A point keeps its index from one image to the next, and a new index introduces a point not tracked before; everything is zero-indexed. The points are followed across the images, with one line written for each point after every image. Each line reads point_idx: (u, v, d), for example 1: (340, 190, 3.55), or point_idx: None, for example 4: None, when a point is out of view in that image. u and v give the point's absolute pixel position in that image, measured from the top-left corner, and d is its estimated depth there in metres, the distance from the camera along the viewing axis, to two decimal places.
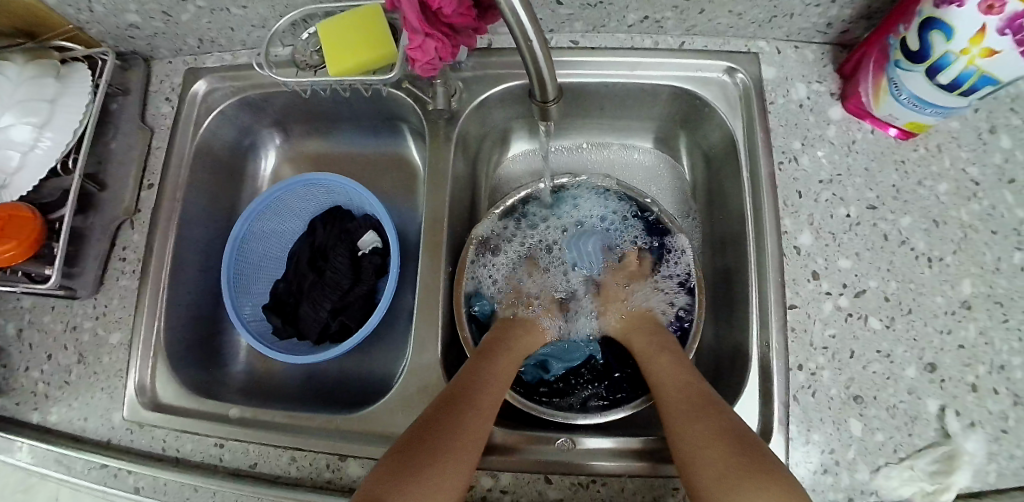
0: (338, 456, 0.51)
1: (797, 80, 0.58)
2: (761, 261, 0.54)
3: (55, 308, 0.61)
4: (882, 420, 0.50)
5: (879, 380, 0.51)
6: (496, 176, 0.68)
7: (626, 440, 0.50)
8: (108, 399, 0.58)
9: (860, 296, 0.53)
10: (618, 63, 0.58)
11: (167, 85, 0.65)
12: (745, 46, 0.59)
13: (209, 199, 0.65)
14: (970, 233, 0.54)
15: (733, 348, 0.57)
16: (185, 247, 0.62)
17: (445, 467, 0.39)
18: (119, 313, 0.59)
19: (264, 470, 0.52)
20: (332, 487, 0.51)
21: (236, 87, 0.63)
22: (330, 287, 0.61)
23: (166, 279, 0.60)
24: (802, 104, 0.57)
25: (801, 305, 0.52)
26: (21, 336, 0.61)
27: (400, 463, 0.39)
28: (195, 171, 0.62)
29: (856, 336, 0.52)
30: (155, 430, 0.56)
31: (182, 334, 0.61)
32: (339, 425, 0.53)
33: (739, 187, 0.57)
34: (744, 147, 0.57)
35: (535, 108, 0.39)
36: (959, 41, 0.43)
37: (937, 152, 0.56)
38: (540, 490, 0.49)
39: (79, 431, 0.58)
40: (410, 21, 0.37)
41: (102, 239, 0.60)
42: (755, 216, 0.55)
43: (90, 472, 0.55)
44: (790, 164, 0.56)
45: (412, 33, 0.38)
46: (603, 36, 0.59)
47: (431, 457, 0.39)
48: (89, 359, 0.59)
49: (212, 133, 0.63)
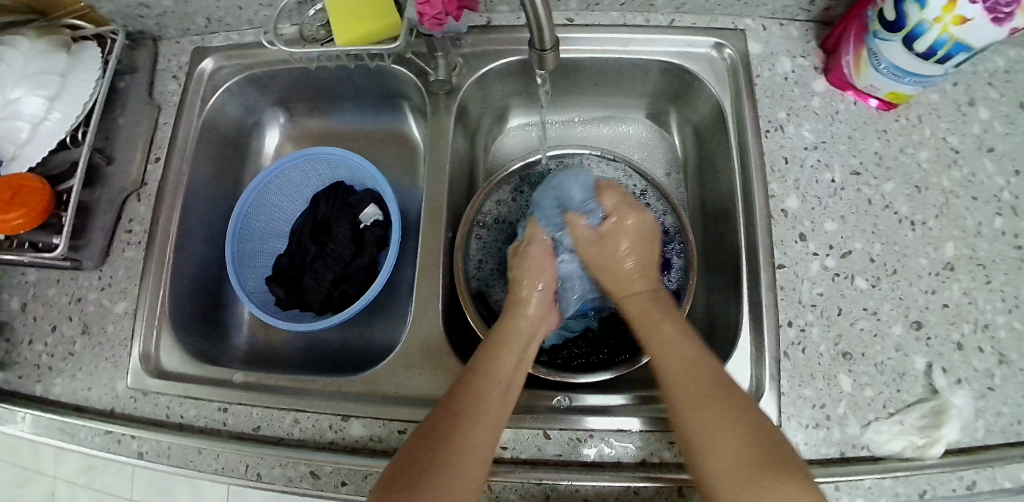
0: (341, 417, 0.52)
1: (782, 54, 0.61)
2: (751, 225, 0.56)
3: (60, 281, 0.62)
4: (871, 376, 0.52)
5: (867, 338, 0.53)
6: (493, 152, 0.70)
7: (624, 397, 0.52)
8: (112, 368, 0.59)
9: (846, 257, 0.54)
10: (612, 40, 0.61)
11: (175, 64, 0.66)
12: (733, 23, 0.62)
13: (213, 174, 0.66)
14: (951, 198, 0.56)
15: (726, 312, 0.59)
16: (190, 220, 0.63)
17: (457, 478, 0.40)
18: (124, 284, 0.60)
19: (267, 433, 0.53)
20: (335, 447, 0.51)
21: (242, 65, 0.64)
22: (332, 258, 0.62)
23: (171, 250, 0.61)
24: (787, 77, 0.60)
25: (789, 264, 0.54)
26: (25, 309, 0.62)
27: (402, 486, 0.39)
28: (200, 146, 0.64)
29: (843, 295, 0.54)
30: (159, 398, 0.57)
31: (186, 305, 0.62)
32: (342, 388, 0.54)
33: (729, 157, 0.60)
34: (733, 117, 0.59)
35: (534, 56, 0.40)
36: (933, 9, 0.46)
37: (917, 122, 0.59)
38: (539, 446, 0.50)
39: (83, 401, 0.58)
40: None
41: (109, 211, 0.61)
42: (745, 183, 0.57)
43: (94, 439, 0.55)
44: (777, 133, 0.58)
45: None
46: (598, 15, 0.61)
47: (441, 470, 0.40)
48: (93, 330, 0.60)
49: (217, 110, 0.65)
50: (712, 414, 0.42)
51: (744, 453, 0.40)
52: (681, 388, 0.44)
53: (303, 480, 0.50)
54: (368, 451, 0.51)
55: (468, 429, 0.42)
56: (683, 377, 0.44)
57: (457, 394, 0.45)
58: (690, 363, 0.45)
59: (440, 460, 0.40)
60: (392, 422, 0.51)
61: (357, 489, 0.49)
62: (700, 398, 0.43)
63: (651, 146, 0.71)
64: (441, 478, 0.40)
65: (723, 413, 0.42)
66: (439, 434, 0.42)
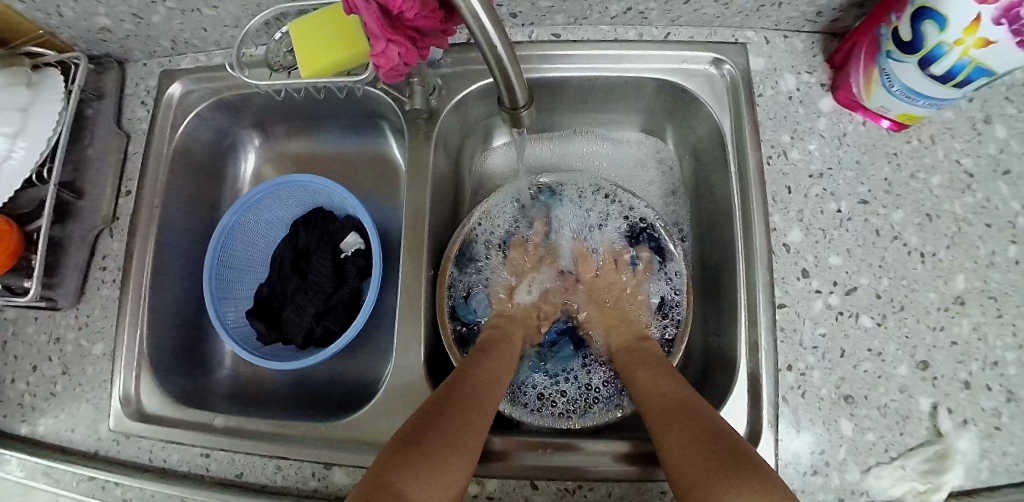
0: (323, 465, 0.51)
1: (786, 71, 0.56)
2: (750, 259, 0.52)
3: (38, 319, 0.61)
4: (874, 419, 0.49)
5: (870, 379, 0.50)
6: (479, 173, 0.66)
7: (614, 443, 0.50)
8: (94, 410, 0.58)
9: (851, 293, 0.51)
10: (600, 55, 0.56)
11: (143, 88, 0.64)
12: (732, 36, 0.57)
13: (190, 203, 0.64)
14: (963, 226, 0.53)
15: (722, 347, 0.56)
16: (166, 254, 0.61)
17: (456, 454, 0.39)
18: (102, 323, 0.59)
19: (250, 480, 0.52)
20: (318, 495, 0.50)
21: (213, 88, 0.61)
22: (313, 290, 0.60)
23: (147, 290, 0.58)
24: (791, 95, 0.55)
25: (790, 303, 0.51)
26: (5, 347, 0.61)
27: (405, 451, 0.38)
28: (173, 175, 0.61)
29: (847, 335, 0.51)
30: (141, 441, 0.56)
31: (166, 342, 0.61)
32: (325, 433, 0.52)
33: (727, 183, 0.55)
34: (732, 140, 0.55)
35: (506, 112, 0.38)
36: (953, 30, 0.41)
37: (930, 143, 0.54)
38: (526, 496, 0.48)
39: (67, 442, 0.58)
40: (369, 27, 0.36)
41: (82, 248, 0.59)
42: (744, 213, 0.53)
43: (79, 484, 0.56)
44: (780, 158, 0.54)
45: (374, 38, 0.37)
46: (586, 28, 0.57)
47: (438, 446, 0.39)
48: (73, 370, 0.59)
49: (189, 136, 0.61)
50: (676, 425, 0.41)
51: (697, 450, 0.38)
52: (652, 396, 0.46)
53: None
54: None
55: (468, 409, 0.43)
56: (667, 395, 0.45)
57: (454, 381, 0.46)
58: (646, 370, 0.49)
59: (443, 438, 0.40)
60: None
61: None
62: (668, 410, 0.43)
63: (646, 165, 0.66)
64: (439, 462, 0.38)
65: (686, 422, 0.41)
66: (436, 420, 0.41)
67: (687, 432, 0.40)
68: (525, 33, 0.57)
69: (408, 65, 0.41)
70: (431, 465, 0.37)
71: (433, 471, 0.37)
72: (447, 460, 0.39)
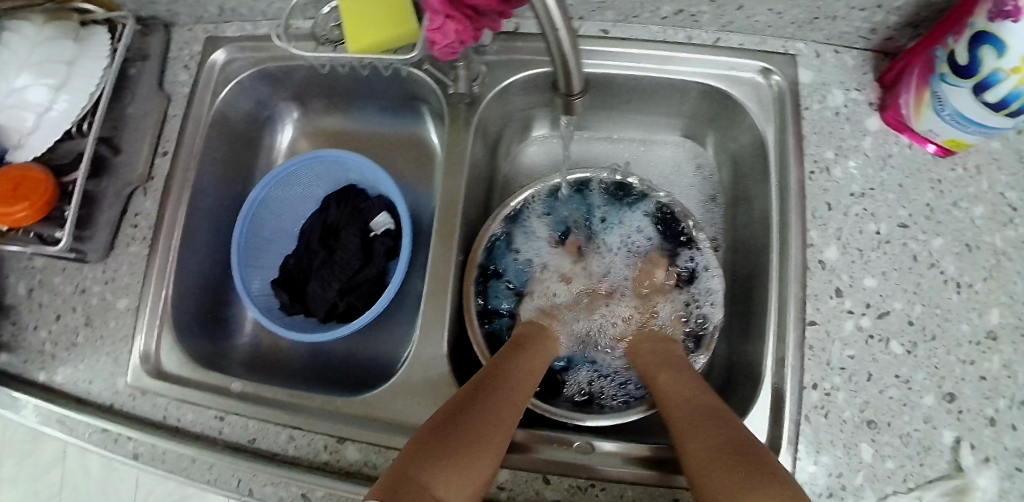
0: (336, 439, 0.51)
1: (835, 86, 0.54)
2: (783, 273, 0.51)
3: (65, 270, 0.62)
4: (894, 448, 0.48)
5: (895, 406, 0.49)
6: (513, 163, 0.66)
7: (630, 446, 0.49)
8: (113, 364, 0.59)
9: (882, 317, 0.50)
10: (646, 55, 0.55)
11: (186, 53, 0.64)
12: (783, 46, 0.56)
13: (223, 169, 0.64)
14: (1003, 260, 0.51)
15: (746, 360, 0.55)
16: (197, 217, 0.61)
17: (482, 445, 0.38)
18: (127, 279, 0.59)
19: (262, 446, 0.52)
20: (329, 468, 0.50)
21: (256, 59, 0.61)
22: (341, 267, 0.60)
23: (175, 251, 0.59)
24: (839, 111, 0.54)
25: (821, 322, 0.50)
26: (31, 295, 0.62)
27: (423, 444, 0.36)
28: (211, 140, 0.61)
29: (875, 359, 0.50)
30: (157, 398, 0.56)
31: (189, 305, 0.61)
32: (338, 407, 0.52)
33: (767, 195, 0.54)
34: (775, 152, 0.53)
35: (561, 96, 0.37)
36: (1011, 58, 0.40)
37: (975, 173, 0.53)
38: (537, 490, 0.48)
39: (84, 393, 0.59)
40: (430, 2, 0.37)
41: (114, 205, 0.59)
42: (781, 225, 0.52)
43: (92, 435, 0.56)
44: (823, 174, 0.52)
45: (433, 13, 0.38)
46: (636, 27, 0.55)
47: (458, 439, 0.37)
48: (96, 322, 0.59)
49: (230, 104, 0.62)
50: (692, 417, 0.41)
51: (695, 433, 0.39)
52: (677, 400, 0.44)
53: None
54: (361, 477, 0.49)
55: (498, 403, 0.42)
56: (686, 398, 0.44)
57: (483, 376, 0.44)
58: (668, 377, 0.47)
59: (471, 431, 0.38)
60: (388, 450, 0.50)
61: None
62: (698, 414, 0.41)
63: (682, 170, 0.65)
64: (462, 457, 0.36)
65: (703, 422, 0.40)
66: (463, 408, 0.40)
67: (711, 432, 0.38)
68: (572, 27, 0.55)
69: (462, 44, 0.41)
70: (451, 460, 0.35)
71: (452, 465, 0.35)
72: (475, 448, 0.37)
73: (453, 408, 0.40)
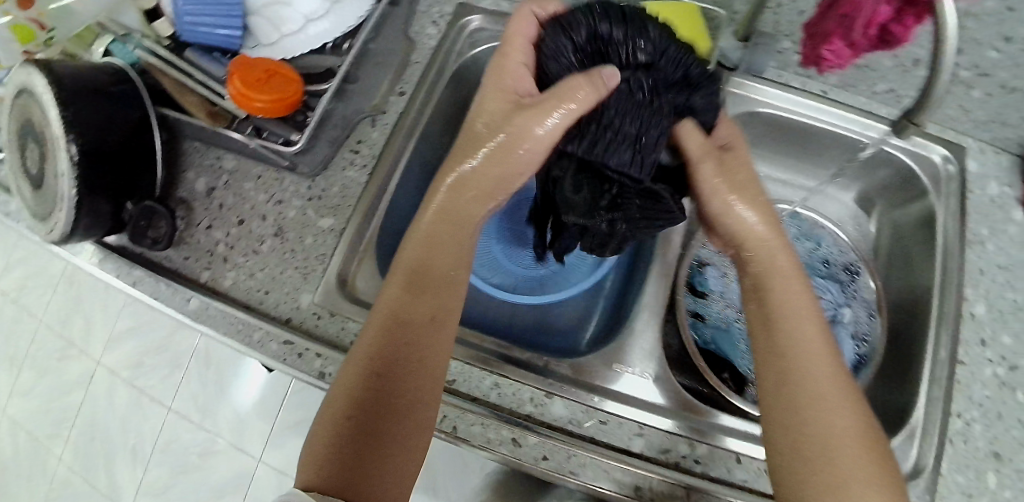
0: (544, 393, 0.52)
1: (993, 179, 0.64)
2: (941, 324, 0.58)
3: (262, 178, 0.60)
4: (1019, 481, 0.56)
5: (1018, 443, 0.57)
6: None
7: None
8: (300, 279, 0.57)
9: (1016, 369, 0.59)
10: (853, 121, 0.63)
11: (435, 11, 0.65)
12: (959, 139, 0.66)
13: (444, 125, 0.65)
14: None
15: (894, 397, 0.60)
16: (415, 162, 0.62)
17: (400, 427, 0.43)
18: (338, 201, 0.59)
19: (463, 388, 0.53)
20: (532, 420, 0.52)
21: (507, 33, 0.63)
22: (605, 161, 0.48)
23: (392, 186, 0.59)
24: (994, 200, 0.64)
25: (967, 363, 0.58)
26: (212, 194, 0.61)
27: (360, 454, 0.41)
28: (445, 93, 0.63)
29: (1004, 403, 0.58)
30: (346, 323, 0.56)
31: (387, 243, 0.61)
32: (547, 364, 0.54)
33: (930, 260, 0.62)
34: (943, 220, 0.61)
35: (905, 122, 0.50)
36: None
37: None
38: (730, 469, 0.50)
39: (257, 302, 0.58)
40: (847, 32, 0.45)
41: (339, 127, 0.59)
42: (943, 277, 0.59)
43: (270, 346, 0.55)
44: (977, 246, 0.62)
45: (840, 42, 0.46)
46: (849, 94, 0.64)
47: (378, 444, 0.42)
48: (290, 236, 0.58)
49: (472, 65, 0.65)
50: (837, 414, 0.40)
51: (862, 454, 0.39)
52: (818, 374, 0.42)
53: (502, 444, 0.50)
54: (568, 432, 0.51)
55: (400, 383, 0.43)
56: (831, 378, 0.42)
57: (388, 349, 0.44)
58: (802, 316, 0.44)
59: (398, 429, 0.43)
60: (594, 411, 0.52)
61: (557, 466, 0.49)
62: (802, 391, 0.42)
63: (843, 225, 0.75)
64: (388, 454, 0.42)
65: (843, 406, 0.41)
66: (382, 393, 0.43)
67: (840, 443, 0.39)
68: (798, 82, 0.65)
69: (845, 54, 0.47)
70: (389, 467, 0.42)
71: (393, 466, 0.42)
72: (398, 434, 0.43)
73: (373, 395, 0.43)
